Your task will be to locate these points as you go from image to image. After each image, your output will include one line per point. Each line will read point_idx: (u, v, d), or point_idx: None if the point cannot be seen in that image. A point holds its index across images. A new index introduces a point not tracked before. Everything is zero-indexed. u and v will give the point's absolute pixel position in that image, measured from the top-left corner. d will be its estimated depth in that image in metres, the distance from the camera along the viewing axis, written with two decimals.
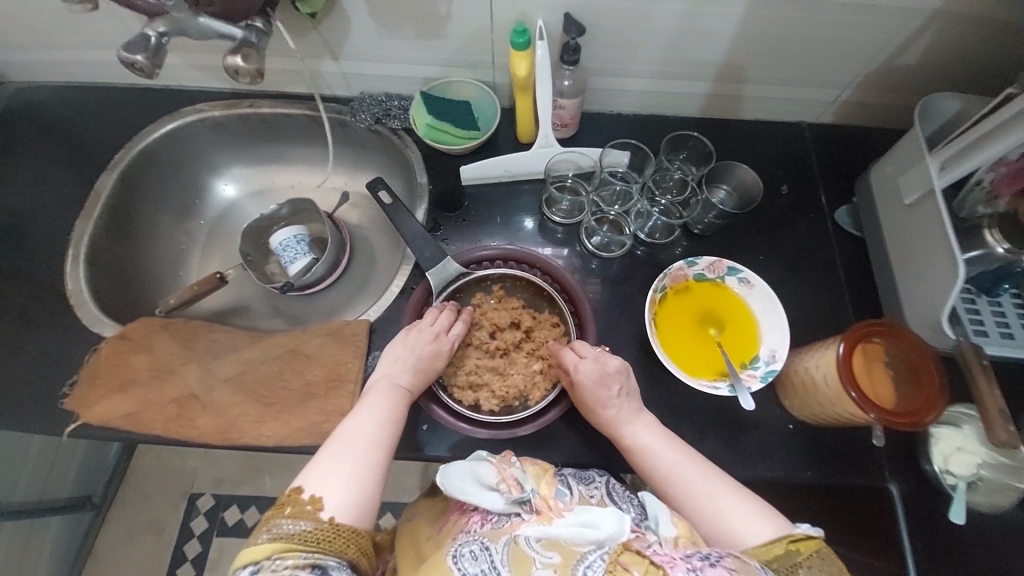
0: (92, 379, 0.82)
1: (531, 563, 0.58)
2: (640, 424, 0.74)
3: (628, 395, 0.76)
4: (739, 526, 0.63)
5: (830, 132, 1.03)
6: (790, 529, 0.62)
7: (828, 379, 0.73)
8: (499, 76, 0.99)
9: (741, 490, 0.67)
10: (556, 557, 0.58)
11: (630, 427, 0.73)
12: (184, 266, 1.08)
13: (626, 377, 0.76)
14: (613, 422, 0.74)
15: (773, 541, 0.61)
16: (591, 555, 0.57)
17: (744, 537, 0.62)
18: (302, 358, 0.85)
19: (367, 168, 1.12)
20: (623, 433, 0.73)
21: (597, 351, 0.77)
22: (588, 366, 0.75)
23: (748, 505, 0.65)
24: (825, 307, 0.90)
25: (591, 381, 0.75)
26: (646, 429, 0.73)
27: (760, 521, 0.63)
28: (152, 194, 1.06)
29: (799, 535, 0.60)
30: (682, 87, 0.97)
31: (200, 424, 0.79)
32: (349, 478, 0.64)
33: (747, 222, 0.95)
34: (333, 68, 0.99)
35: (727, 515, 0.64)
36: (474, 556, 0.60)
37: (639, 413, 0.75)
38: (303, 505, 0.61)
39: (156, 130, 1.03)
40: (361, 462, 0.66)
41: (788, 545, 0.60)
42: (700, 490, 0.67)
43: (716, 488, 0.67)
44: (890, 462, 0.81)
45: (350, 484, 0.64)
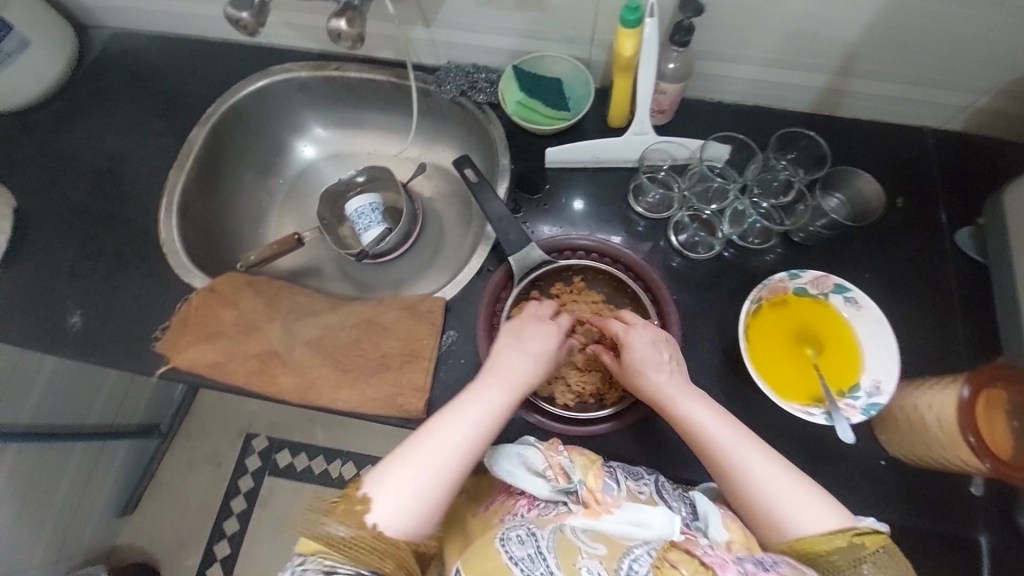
0: (181, 326, 0.85)
1: (578, 552, 0.57)
2: (691, 398, 0.66)
3: (674, 368, 0.69)
4: (798, 516, 0.58)
5: (962, 142, 0.92)
6: (855, 521, 0.58)
7: (941, 421, 0.69)
8: (596, 53, 0.93)
9: (803, 477, 0.60)
10: (602, 548, 0.58)
11: (679, 401, 0.66)
12: (264, 223, 1.11)
13: (676, 350, 0.72)
14: (662, 395, 0.67)
15: (835, 531, 0.57)
16: (637, 549, 0.57)
17: (805, 526, 0.57)
18: (379, 329, 0.86)
19: (445, 140, 1.10)
20: (671, 407, 0.66)
21: (646, 322, 0.73)
22: (639, 335, 0.71)
23: (809, 492, 0.59)
24: (932, 336, 0.83)
25: (644, 348, 0.70)
26: (698, 404, 0.65)
27: (820, 512, 0.58)
28: (238, 152, 1.08)
29: (863, 528, 0.57)
30: (798, 79, 0.88)
31: (280, 381, 0.82)
32: (412, 488, 0.62)
33: (855, 237, 0.87)
34: (423, 34, 0.96)
35: (788, 505, 0.58)
36: (522, 539, 0.59)
37: (689, 388, 0.68)
38: (353, 506, 0.60)
39: (245, 87, 1.03)
40: (432, 476, 0.63)
41: (852, 537, 0.56)
42: (758, 474, 0.60)
43: (776, 473, 0.60)
44: (987, 511, 0.75)
45: (412, 495, 0.61)
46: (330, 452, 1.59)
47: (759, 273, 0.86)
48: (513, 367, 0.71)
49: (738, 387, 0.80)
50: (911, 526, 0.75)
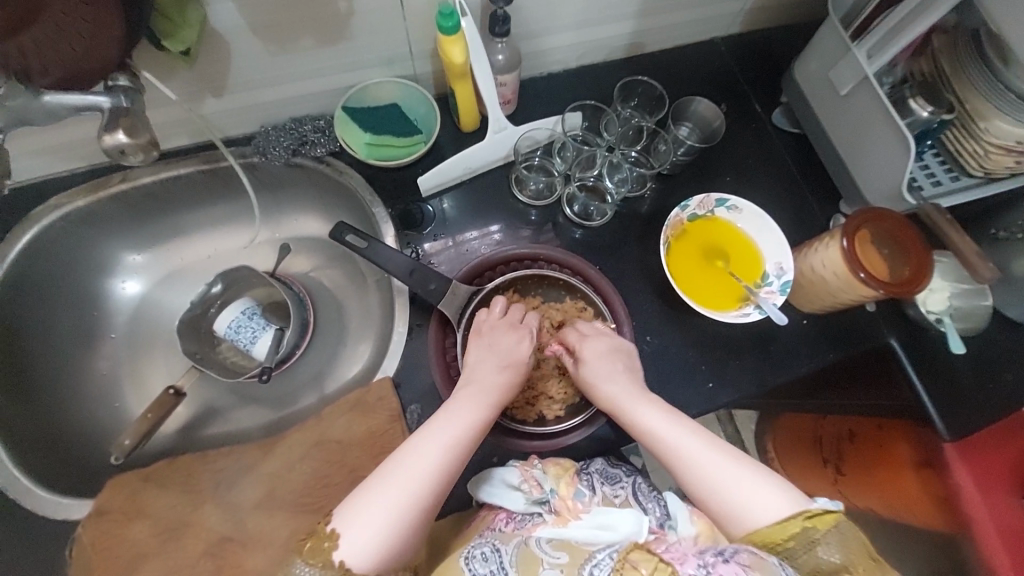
0: (86, 575, 0.67)
1: (540, 563, 0.59)
2: (644, 402, 0.69)
3: (627, 374, 0.73)
4: (753, 509, 0.60)
5: (746, 40, 1.06)
6: (805, 504, 0.59)
7: (837, 273, 0.80)
8: (420, 65, 0.87)
9: (753, 465, 0.63)
10: (564, 556, 0.59)
11: (634, 408, 0.69)
12: (122, 393, 0.88)
13: (632, 357, 0.75)
14: (617, 403, 0.71)
15: (787, 518, 0.58)
16: (599, 553, 0.58)
17: (754, 517, 0.59)
18: (333, 445, 0.75)
19: (297, 209, 0.96)
20: (626, 414, 0.69)
21: (598, 329, 0.77)
22: (592, 343, 0.75)
23: (756, 477, 0.62)
24: (793, 205, 0.97)
25: (591, 359, 0.73)
26: (650, 409, 0.69)
27: (770, 498, 0.60)
28: (38, 328, 0.84)
29: (815, 510, 0.58)
30: (609, 31, 0.93)
31: (248, 564, 0.69)
32: (385, 511, 0.58)
33: (710, 151, 0.97)
34: (218, 106, 0.82)
35: (742, 499, 0.60)
36: (486, 557, 0.60)
37: (642, 392, 0.71)
38: (322, 542, 0.57)
39: (10, 248, 0.79)
40: (408, 495, 0.59)
41: (804, 522, 0.57)
42: (711, 471, 0.63)
43: (727, 466, 0.63)
44: (887, 321, 0.91)
45: (387, 517, 0.58)
46: None
47: (654, 214, 0.92)
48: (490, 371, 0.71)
49: (683, 320, 0.86)
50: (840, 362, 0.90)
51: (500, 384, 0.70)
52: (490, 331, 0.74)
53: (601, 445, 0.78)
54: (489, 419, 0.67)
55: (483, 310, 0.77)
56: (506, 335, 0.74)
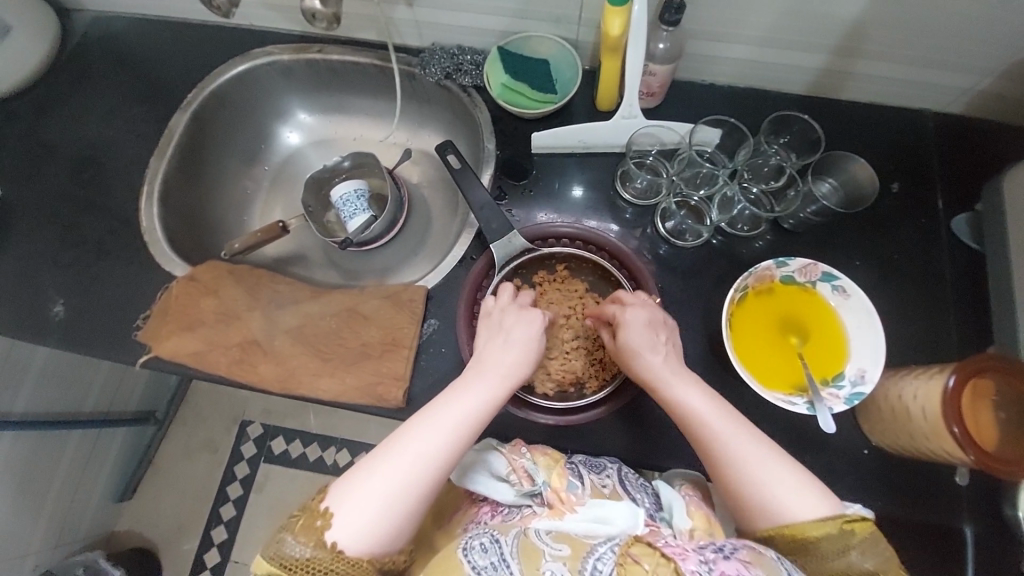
0: (162, 315, 0.86)
1: (541, 556, 0.57)
2: (689, 383, 0.67)
3: (668, 350, 0.70)
4: (790, 502, 0.60)
5: (961, 125, 0.89)
6: (842, 508, 0.60)
7: (926, 411, 0.67)
8: (583, 33, 0.90)
9: (793, 462, 0.63)
10: (566, 549, 0.57)
11: (676, 387, 0.67)
12: (251, 209, 1.10)
13: (672, 333, 0.72)
14: (659, 376, 0.68)
15: (825, 518, 0.59)
16: (601, 547, 0.57)
17: (790, 512, 0.59)
18: (360, 318, 0.86)
19: (431, 124, 1.07)
20: (666, 391, 0.67)
21: (644, 300, 0.73)
22: (638, 312, 0.70)
23: (794, 475, 0.61)
24: (926, 325, 0.80)
25: (635, 325, 0.69)
26: (693, 390, 0.67)
27: (806, 497, 0.60)
28: (220, 136, 1.07)
29: (851, 515, 0.59)
30: (791, 60, 0.85)
31: (260, 369, 0.82)
32: (378, 497, 0.61)
33: (845, 221, 0.84)
34: (405, 14, 0.93)
35: (781, 491, 0.60)
36: (484, 548, 0.58)
37: (683, 371, 0.69)
38: (313, 521, 0.60)
39: (226, 72, 1.02)
40: (396, 486, 0.61)
41: (841, 525, 0.58)
42: (753, 463, 0.62)
43: (769, 460, 0.62)
44: (971, 505, 0.73)
45: (379, 502, 0.60)
46: (324, 438, 1.48)
47: (748, 262, 0.84)
48: (497, 363, 0.70)
49: (722, 376, 0.79)
50: (892, 517, 0.74)
51: (509, 365, 0.70)
52: (511, 311, 0.74)
53: (574, 444, 0.77)
54: (493, 409, 0.68)
55: (491, 296, 0.78)
56: (518, 318, 0.74)
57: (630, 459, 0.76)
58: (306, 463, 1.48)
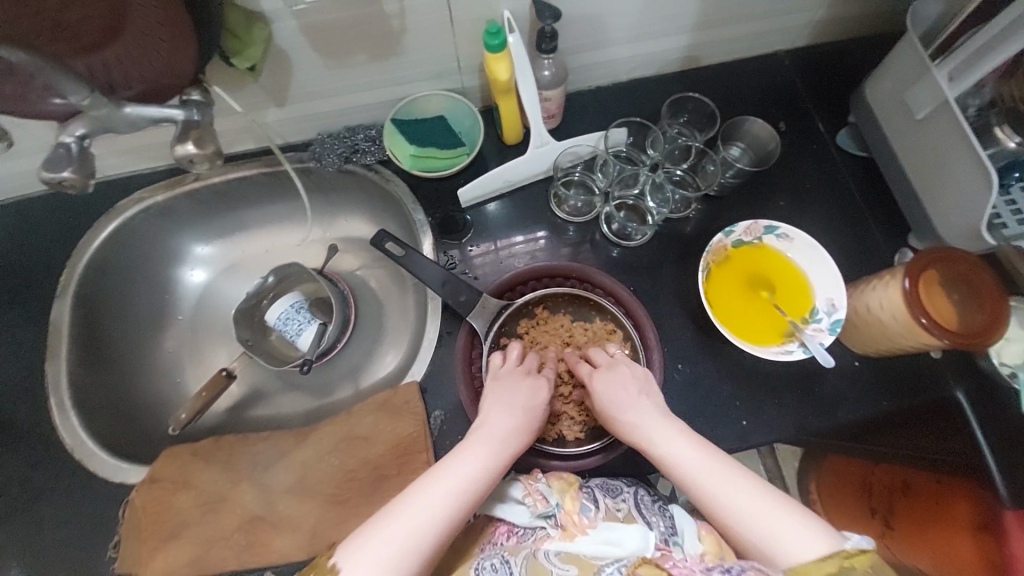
0: (137, 536, 0.74)
1: None
2: (669, 431, 0.64)
3: (647, 400, 0.69)
4: (782, 544, 0.54)
5: (812, 54, 1.00)
6: (840, 541, 0.53)
7: (896, 315, 0.74)
8: (468, 79, 0.89)
9: (783, 496, 0.57)
10: (573, 570, 0.61)
11: (657, 439, 0.64)
12: (182, 372, 0.96)
13: (647, 383, 0.71)
14: (639, 433, 0.66)
15: (824, 557, 0.52)
16: (607, 567, 0.59)
17: (785, 556, 0.53)
18: (360, 442, 0.79)
19: (347, 211, 1.01)
20: (649, 442, 0.64)
21: (610, 359, 0.74)
22: (603, 376, 0.72)
23: (789, 510, 0.56)
24: (856, 234, 0.90)
25: (605, 389, 0.70)
26: (674, 439, 0.63)
27: (802, 535, 0.54)
28: (116, 307, 0.93)
29: (851, 550, 0.51)
30: (661, 46, 0.91)
31: (275, 544, 0.74)
32: (386, 555, 0.54)
33: (762, 174, 0.92)
34: (279, 114, 0.87)
35: (773, 533, 0.54)
36: (495, 569, 0.62)
37: (663, 419, 0.66)
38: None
39: (97, 235, 0.90)
40: (407, 543, 0.55)
41: (842, 562, 0.51)
42: (738, 504, 0.57)
43: (758, 500, 0.57)
44: (952, 371, 0.83)
45: (381, 564, 0.53)
46: None
47: (697, 236, 0.89)
48: (501, 427, 0.66)
49: (718, 350, 0.83)
50: (899, 410, 0.82)
51: (513, 430, 0.66)
52: (514, 376, 0.72)
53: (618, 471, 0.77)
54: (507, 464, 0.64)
55: (498, 357, 0.76)
56: (521, 382, 0.72)
57: None
58: None
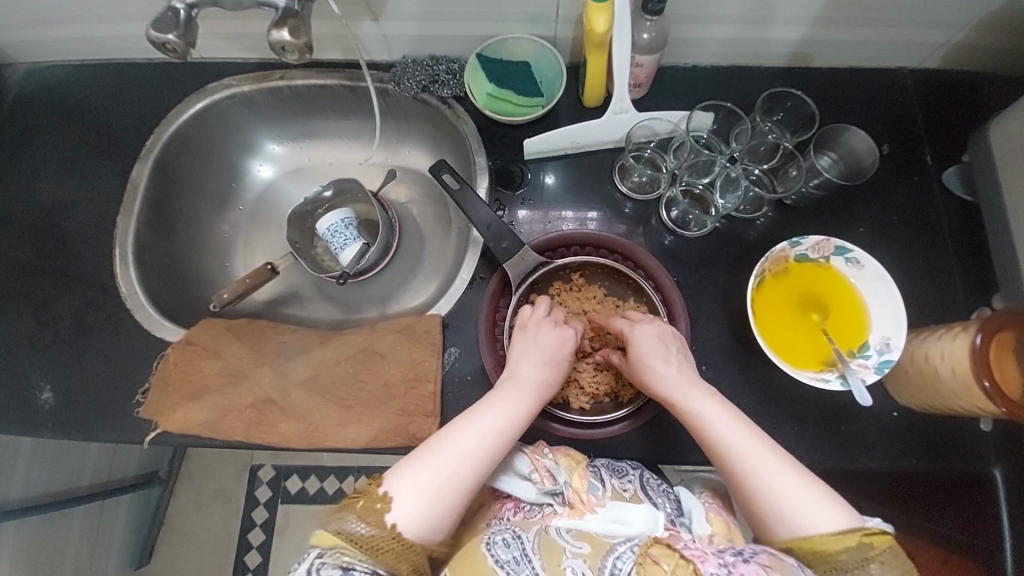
0: (164, 387, 0.81)
1: (562, 553, 0.57)
2: (704, 394, 0.65)
3: (681, 363, 0.69)
4: (802, 513, 0.58)
5: (939, 79, 0.90)
6: (862, 521, 0.57)
7: (955, 370, 0.69)
8: (562, 29, 0.86)
9: (807, 474, 0.60)
10: (586, 547, 0.57)
11: (692, 398, 0.65)
12: (233, 256, 1.03)
13: (681, 343, 0.71)
14: (672, 389, 0.66)
15: (845, 531, 0.56)
16: (620, 546, 0.57)
17: (807, 526, 0.57)
18: (377, 357, 0.82)
19: (412, 140, 1.02)
20: (682, 403, 0.65)
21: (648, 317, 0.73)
22: (642, 330, 0.71)
23: (810, 486, 0.59)
24: (934, 281, 0.82)
25: (645, 343, 0.70)
26: (710, 401, 0.64)
27: (825, 512, 0.58)
28: (189, 182, 1.00)
29: (873, 528, 0.56)
30: (774, 35, 0.84)
31: (280, 428, 0.78)
32: (430, 489, 0.59)
33: (846, 193, 0.85)
34: (372, 29, 0.88)
35: (796, 503, 0.58)
36: (507, 543, 0.58)
37: (699, 382, 0.67)
38: (373, 503, 0.58)
39: (184, 111, 0.95)
40: (453, 473, 0.60)
41: (861, 538, 0.56)
42: (768, 473, 0.60)
43: (785, 471, 0.60)
44: (996, 448, 0.76)
45: (428, 496, 0.59)
46: (341, 470, 1.42)
47: (757, 242, 0.84)
48: (536, 371, 0.68)
49: (749, 360, 0.79)
50: (922, 470, 0.77)
51: (549, 375, 0.68)
52: (542, 326, 0.71)
53: (615, 451, 0.77)
54: (537, 409, 0.67)
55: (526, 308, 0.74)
56: (549, 331, 0.71)
57: (674, 458, 0.76)
58: (326, 499, 1.41)
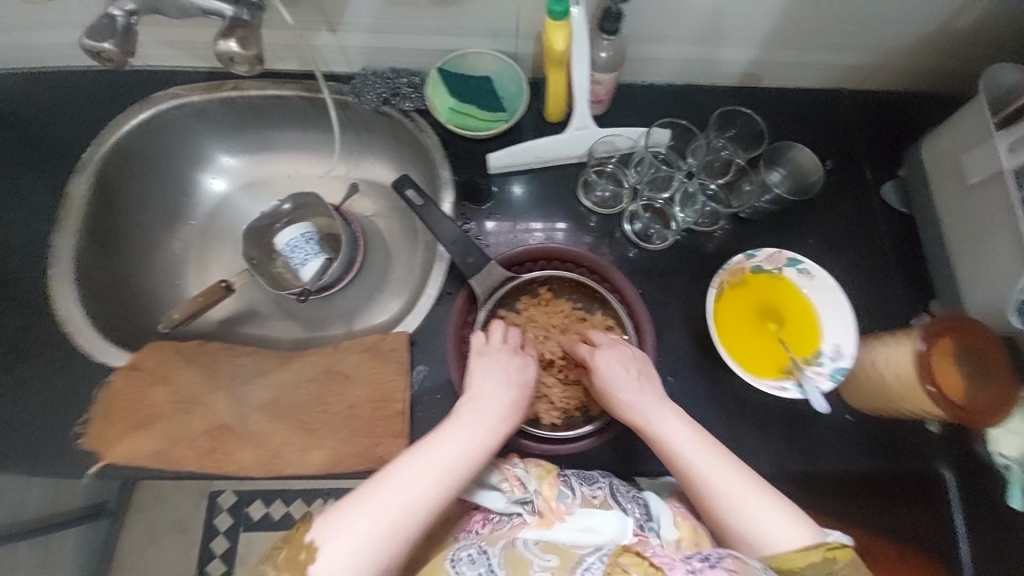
0: (108, 418, 0.76)
1: (529, 566, 0.56)
2: (670, 416, 0.67)
3: (647, 385, 0.71)
4: (767, 530, 0.59)
5: (877, 98, 0.96)
6: (823, 535, 0.59)
7: (901, 376, 0.73)
8: (523, 45, 0.87)
9: (771, 491, 0.62)
10: (554, 560, 0.56)
11: (658, 420, 0.67)
12: (186, 273, 0.98)
13: (644, 365, 0.73)
14: (640, 412, 0.68)
15: (808, 547, 0.58)
16: (589, 557, 0.55)
17: (767, 540, 0.59)
18: (341, 378, 0.80)
19: (375, 153, 1.01)
20: (650, 426, 0.67)
21: (613, 339, 0.75)
22: (607, 356, 0.73)
23: (773, 504, 0.61)
24: (880, 288, 0.87)
25: (609, 367, 0.72)
26: (675, 423, 0.67)
27: (788, 528, 0.59)
28: (134, 197, 0.94)
29: (834, 543, 0.59)
30: (725, 54, 0.88)
31: (238, 456, 0.75)
32: (368, 531, 0.56)
33: (798, 206, 0.89)
34: (330, 40, 0.86)
35: (761, 521, 0.60)
36: (472, 560, 0.57)
37: (666, 404, 0.69)
38: (297, 554, 0.55)
39: (127, 122, 0.90)
40: (392, 517, 0.57)
41: (825, 553, 0.58)
42: (733, 493, 0.62)
43: (749, 491, 0.62)
44: (943, 450, 0.81)
45: (364, 540, 0.56)
46: (307, 493, 1.36)
47: (717, 254, 0.87)
48: (491, 405, 0.67)
49: (712, 369, 0.81)
50: (881, 472, 0.80)
51: (505, 405, 0.68)
52: (506, 351, 0.73)
53: (584, 465, 0.77)
54: (493, 445, 0.65)
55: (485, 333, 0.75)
56: (510, 360, 0.72)
57: (643, 469, 0.77)
58: (291, 523, 1.35)
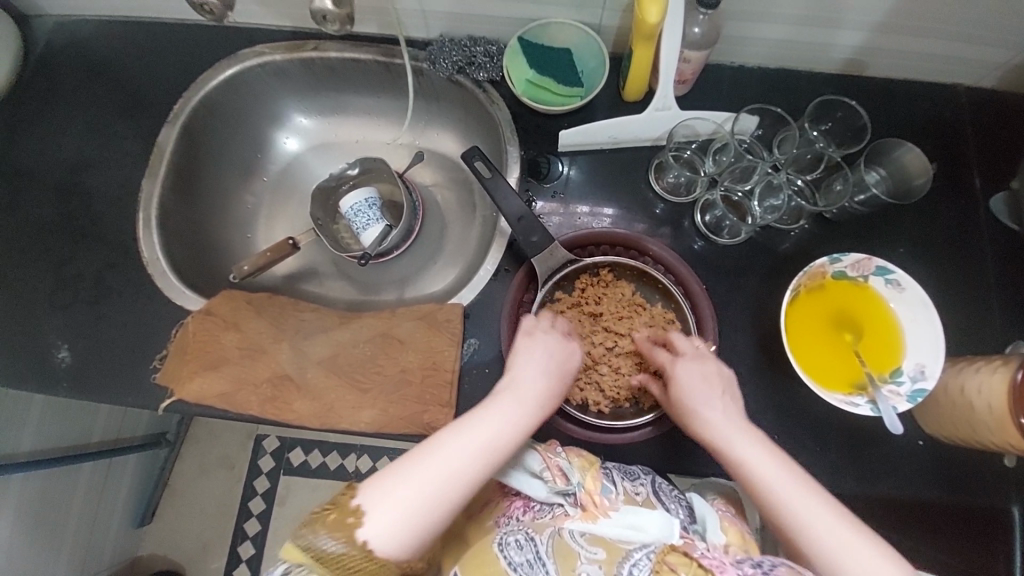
0: (182, 356, 0.81)
1: (576, 557, 0.57)
2: (750, 440, 0.59)
3: (727, 404, 0.63)
4: None
5: (996, 100, 0.86)
6: None
7: (992, 406, 0.67)
8: (608, 18, 0.83)
9: (866, 530, 0.53)
10: (601, 553, 0.58)
11: (738, 443, 0.59)
12: (255, 228, 1.02)
13: (731, 380, 0.65)
14: (717, 433, 0.61)
15: None
16: (636, 553, 0.57)
17: None
18: (395, 342, 0.81)
19: (443, 124, 1.00)
20: (728, 450, 0.59)
21: (695, 345, 0.68)
22: (689, 363, 0.66)
23: (875, 549, 0.52)
24: (973, 310, 0.80)
25: (688, 380, 0.64)
26: (757, 447, 0.58)
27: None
28: (215, 150, 0.98)
29: None
30: (830, 39, 0.81)
31: (296, 406, 0.78)
32: (414, 499, 0.53)
33: (887, 210, 0.82)
34: (412, 5, 0.85)
35: (862, 569, 0.51)
36: (520, 545, 0.59)
37: (746, 426, 0.61)
38: (344, 518, 0.52)
39: (214, 77, 0.93)
40: (444, 486, 0.54)
41: None
42: (824, 533, 0.53)
43: (842, 530, 0.53)
44: (1018, 485, 0.75)
45: (410, 510, 0.53)
46: (343, 446, 1.43)
47: (793, 256, 0.82)
48: (537, 383, 0.64)
49: (774, 376, 0.77)
50: (942, 503, 0.75)
51: (546, 390, 0.64)
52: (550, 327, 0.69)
53: (629, 458, 0.76)
54: (535, 424, 0.61)
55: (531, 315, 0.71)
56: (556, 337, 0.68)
57: (689, 468, 0.75)
58: (326, 474, 1.42)
